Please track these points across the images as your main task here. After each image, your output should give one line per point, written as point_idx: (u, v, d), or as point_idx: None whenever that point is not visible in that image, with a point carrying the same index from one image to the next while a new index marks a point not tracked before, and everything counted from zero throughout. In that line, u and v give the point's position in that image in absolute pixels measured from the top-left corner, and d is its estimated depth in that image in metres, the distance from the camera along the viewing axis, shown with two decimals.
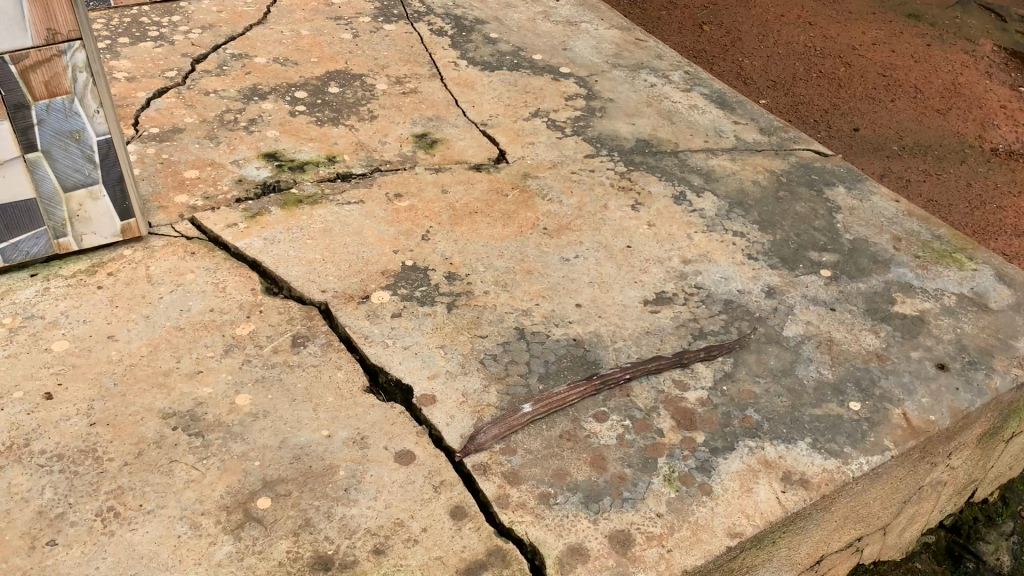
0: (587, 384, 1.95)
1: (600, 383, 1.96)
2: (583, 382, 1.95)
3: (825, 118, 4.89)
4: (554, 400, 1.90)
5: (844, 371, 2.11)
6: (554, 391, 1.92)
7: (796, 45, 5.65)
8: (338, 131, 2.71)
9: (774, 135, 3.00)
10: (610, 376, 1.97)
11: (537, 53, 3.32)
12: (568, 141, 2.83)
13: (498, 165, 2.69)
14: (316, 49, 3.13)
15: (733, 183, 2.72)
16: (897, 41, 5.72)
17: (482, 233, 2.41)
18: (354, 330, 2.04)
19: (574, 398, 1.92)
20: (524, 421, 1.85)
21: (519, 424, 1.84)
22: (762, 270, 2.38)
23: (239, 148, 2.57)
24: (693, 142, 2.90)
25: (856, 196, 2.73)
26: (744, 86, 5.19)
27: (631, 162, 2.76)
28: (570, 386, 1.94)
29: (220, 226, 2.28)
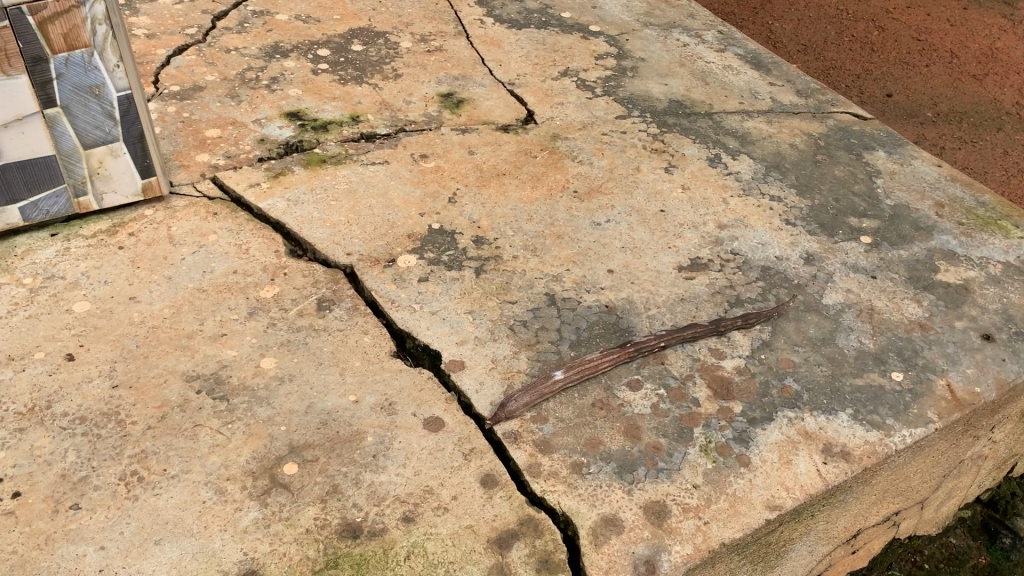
0: (621, 351, 1.89)
1: (634, 351, 1.90)
2: (616, 349, 1.89)
3: (858, 84, 4.76)
4: (586, 367, 1.84)
5: (886, 341, 2.03)
6: (586, 358, 1.86)
7: (827, 8, 5.49)
8: (362, 90, 2.64)
9: (811, 97, 2.90)
10: (644, 342, 1.91)
11: (566, 11, 3.22)
12: (598, 102, 2.75)
13: (526, 126, 2.62)
14: (338, 6, 3.05)
15: (769, 146, 2.63)
16: (932, 4, 5.56)
17: (510, 196, 2.34)
18: (380, 294, 1.98)
19: (607, 366, 1.86)
20: (556, 389, 1.79)
21: (551, 392, 1.78)
22: (800, 236, 2.30)
23: (261, 107, 2.51)
24: (728, 103, 2.81)
25: (897, 160, 2.64)
26: (774, 50, 5.05)
27: (664, 124, 2.67)
28: (603, 353, 1.87)
29: (243, 186, 2.22)
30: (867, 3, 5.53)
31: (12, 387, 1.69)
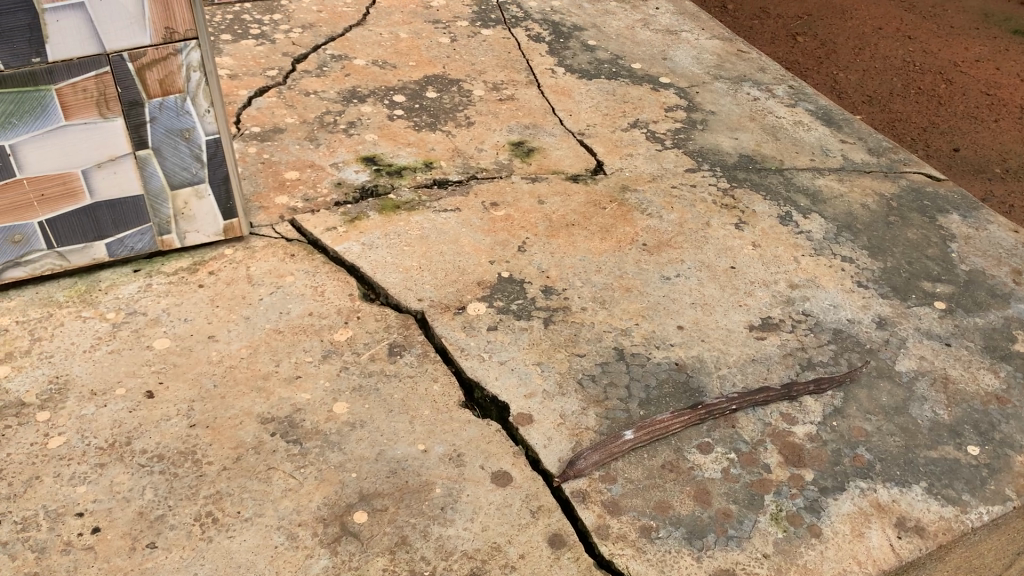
0: (691, 413, 1.88)
1: (704, 412, 1.89)
2: (686, 410, 1.88)
3: (925, 137, 4.71)
4: (656, 428, 1.84)
5: (961, 413, 1.99)
6: (656, 418, 1.86)
7: (894, 59, 5.45)
8: (435, 137, 2.68)
9: (883, 156, 2.88)
10: (714, 405, 1.91)
11: (636, 62, 3.25)
12: (668, 154, 2.76)
13: (596, 177, 2.63)
14: (414, 52, 3.12)
15: (841, 206, 2.61)
16: (1003, 58, 5.49)
17: (579, 247, 2.35)
18: (451, 342, 1.99)
19: (677, 427, 1.86)
20: (625, 448, 1.79)
21: (620, 451, 1.78)
22: (873, 299, 2.28)
23: (338, 150, 2.56)
24: (799, 160, 2.80)
25: (972, 224, 2.60)
26: (839, 100, 5.01)
27: (734, 179, 2.67)
28: (673, 414, 1.87)
29: (320, 229, 2.27)
30: (935, 55, 5.48)
31: (94, 422, 1.74)
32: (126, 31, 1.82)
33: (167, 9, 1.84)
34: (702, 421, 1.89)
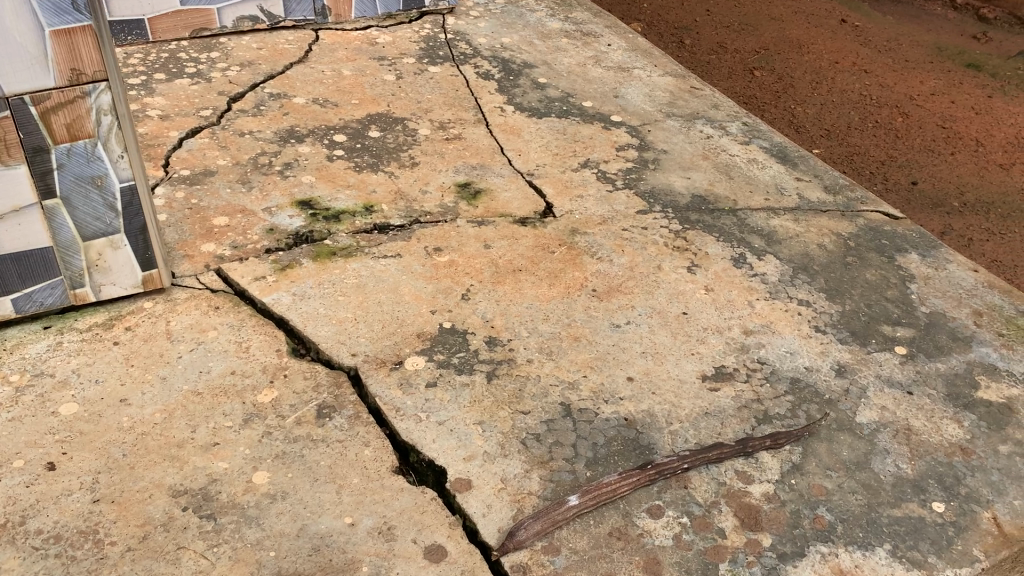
0: (640, 473, 1.77)
1: (654, 473, 1.77)
2: (635, 471, 1.77)
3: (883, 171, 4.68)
4: (603, 491, 1.72)
5: (925, 467, 1.89)
6: (603, 481, 1.74)
7: (851, 93, 5.44)
8: (377, 178, 2.56)
9: (839, 194, 2.81)
10: (665, 464, 1.79)
11: (587, 100, 3.17)
12: (619, 195, 2.66)
13: (545, 219, 2.52)
14: (357, 90, 3.01)
15: (797, 247, 2.52)
16: (959, 91, 5.51)
17: (526, 294, 2.22)
18: (385, 401, 1.86)
19: (626, 489, 1.74)
20: (571, 515, 1.67)
21: (563, 519, 1.66)
22: (831, 345, 2.18)
23: (272, 194, 2.44)
24: (753, 199, 2.72)
25: (931, 264, 2.53)
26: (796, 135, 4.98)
27: (686, 220, 2.58)
28: (621, 475, 1.76)
29: (248, 279, 2.14)
30: (891, 89, 5.48)
31: None
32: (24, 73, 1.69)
33: (72, 50, 1.71)
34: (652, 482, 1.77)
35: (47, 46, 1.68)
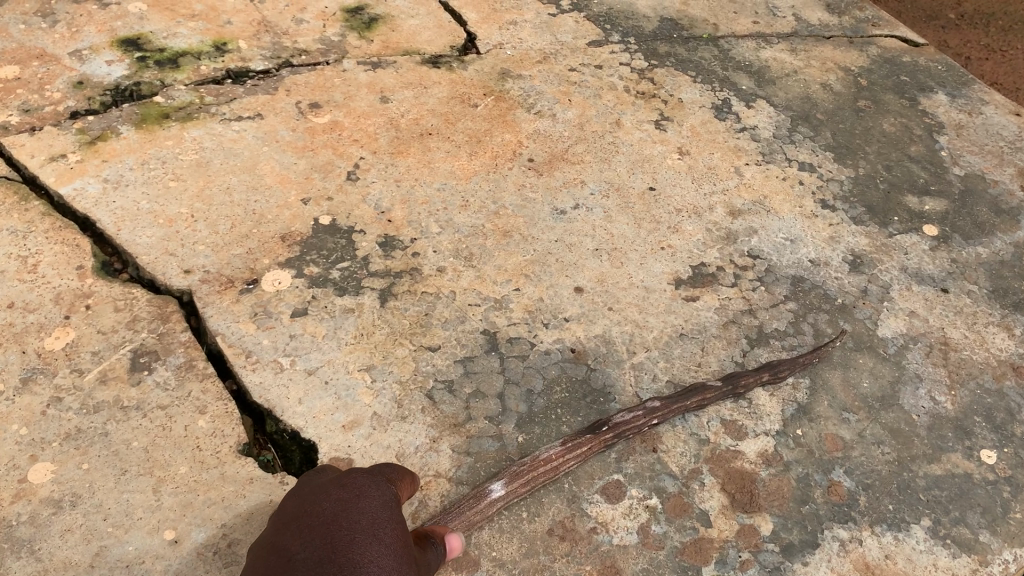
0: (592, 441, 1.25)
1: (611, 439, 1.26)
2: (586, 438, 1.25)
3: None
4: (540, 472, 1.21)
5: (969, 398, 1.42)
6: (540, 456, 1.22)
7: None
8: (234, 5, 1.89)
9: (845, 14, 2.20)
10: (626, 423, 1.28)
11: None
12: (565, 21, 2.02)
13: (464, 56, 1.89)
14: None
15: (795, 88, 1.94)
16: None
17: (437, 168, 1.63)
18: (231, 342, 1.31)
19: (571, 465, 1.23)
20: (493, 512, 1.16)
21: (483, 520, 1.15)
22: (843, 228, 1.65)
23: (84, 31, 1.76)
24: (738, 23, 2.10)
25: (963, 107, 1.97)
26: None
27: (653, 54, 1.97)
28: (566, 446, 1.24)
29: (40, 159, 1.51)
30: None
31: None
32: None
33: None
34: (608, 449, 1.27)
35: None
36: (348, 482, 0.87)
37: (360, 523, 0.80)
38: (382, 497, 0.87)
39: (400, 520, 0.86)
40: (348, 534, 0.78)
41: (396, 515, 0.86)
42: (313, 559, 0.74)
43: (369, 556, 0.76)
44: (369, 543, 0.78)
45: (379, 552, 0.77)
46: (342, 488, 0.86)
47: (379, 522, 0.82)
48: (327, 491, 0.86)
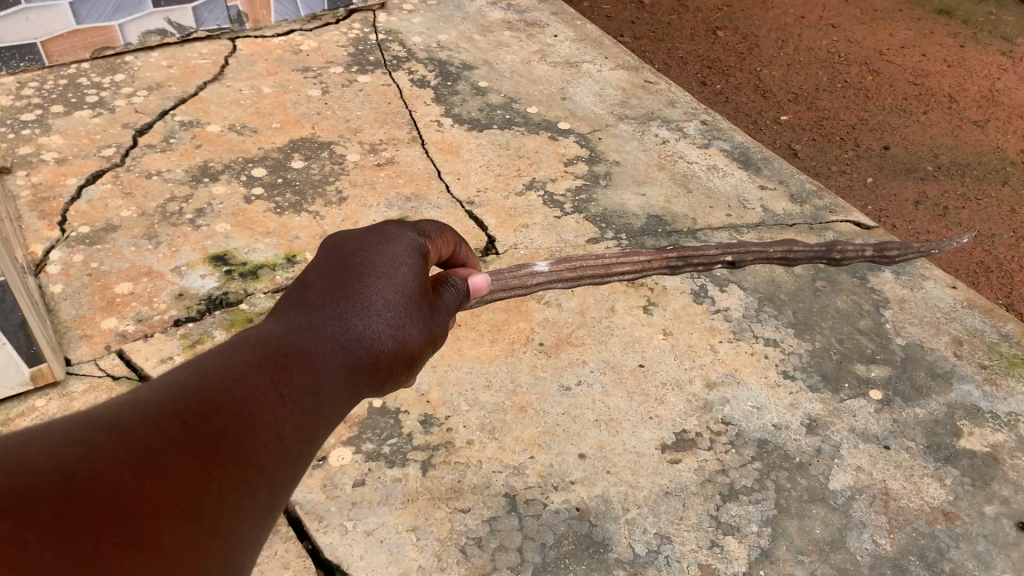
0: (656, 258, 2.26)
1: (668, 258, 2.28)
2: (652, 256, 2.26)
3: (831, 162, 4.58)
4: (597, 265, 2.20)
5: (906, 541, 1.73)
6: (605, 258, 2.21)
7: (791, 98, 5.04)
8: (300, 220, 2.34)
9: (806, 203, 2.60)
10: (687, 254, 2.29)
11: (532, 105, 2.94)
12: (568, 221, 2.46)
13: (486, 257, 2.31)
14: (278, 111, 2.75)
15: (761, 272, 2.33)
16: (904, 79, 5.27)
17: (466, 355, 2.02)
18: (306, 509, 1.66)
19: (626, 267, 2.23)
20: (531, 280, 2.10)
21: (526, 283, 2.10)
22: (801, 395, 2.00)
23: (182, 250, 2.21)
24: (714, 216, 2.51)
25: (906, 283, 2.34)
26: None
27: (642, 248, 2.38)
28: (629, 255, 2.24)
29: (153, 361, 1.92)
30: (836, 85, 5.14)
31: None
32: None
33: None
34: (663, 265, 2.28)
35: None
36: (382, 231, 1.27)
37: (374, 270, 1.20)
38: (402, 245, 1.27)
39: (413, 263, 1.26)
40: (362, 275, 1.18)
41: (411, 257, 1.26)
42: (330, 289, 1.14)
43: (374, 290, 1.17)
44: (377, 280, 1.18)
45: (385, 288, 1.18)
46: (370, 238, 1.25)
47: (392, 266, 1.22)
48: (361, 239, 1.25)
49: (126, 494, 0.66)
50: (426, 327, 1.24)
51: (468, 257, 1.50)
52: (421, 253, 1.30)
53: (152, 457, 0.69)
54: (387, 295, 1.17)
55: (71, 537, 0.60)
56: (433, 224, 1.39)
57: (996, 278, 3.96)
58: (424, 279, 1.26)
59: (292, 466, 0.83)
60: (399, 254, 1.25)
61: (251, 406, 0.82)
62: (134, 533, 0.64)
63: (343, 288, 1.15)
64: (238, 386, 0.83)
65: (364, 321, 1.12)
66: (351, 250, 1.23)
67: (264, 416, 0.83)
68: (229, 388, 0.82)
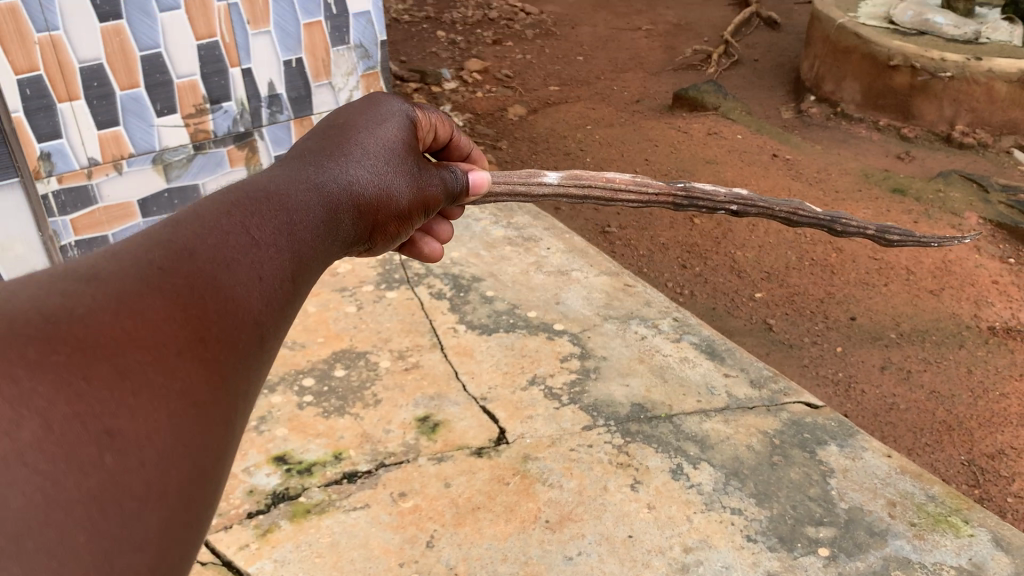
0: (666, 191, 2.41)
1: (676, 192, 2.42)
2: (664, 187, 2.40)
3: (804, 334, 5.12)
4: (603, 188, 2.36)
5: None
6: (611, 179, 2.37)
7: (764, 276, 5.57)
8: (345, 422, 2.90)
9: (764, 387, 3.10)
10: (694, 194, 2.45)
11: (531, 309, 3.51)
12: (565, 411, 2.97)
13: (498, 447, 2.81)
14: (322, 327, 3.38)
15: (727, 450, 2.81)
16: (865, 254, 5.77)
17: (485, 532, 2.49)
18: None
19: (630, 196, 2.39)
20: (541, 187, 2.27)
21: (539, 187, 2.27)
22: (761, 554, 2.44)
23: (250, 452, 2.75)
24: (687, 402, 3.02)
25: (848, 454, 2.82)
26: (721, 325, 5.19)
27: (627, 432, 2.88)
28: (634, 180, 2.39)
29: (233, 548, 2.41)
30: (805, 263, 5.66)
31: None
32: (20, 78, 3.12)
33: None
34: (671, 199, 2.42)
35: (36, 47, 3.10)
36: (371, 110, 1.79)
37: (359, 134, 1.68)
38: (386, 120, 1.78)
39: (395, 134, 1.76)
40: (348, 137, 1.66)
41: (392, 129, 1.77)
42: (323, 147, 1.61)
43: (356, 146, 1.63)
44: (360, 141, 1.66)
45: (365, 143, 1.65)
46: (361, 111, 1.78)
47: (373, 134, 1.70)
48: (353, 117, 1.75)
49: (122, 354, 0.88)
50: (406, 172, 1.70)
51: (463, 139, 2.20)
52: (403, 125, 1.82)
53: (139, 315, 0.92)
54: (366, 156, 1.62)
55: (80, 398, 0.81)
56: (432, 110, 2.01)
57: (958, 436, 4.40)
58: (397, 142, 1.73)
59: (268, 316, 1.09)
60: (376, 132, 1.72)
61: (226, 259, 1.09)
62: (130, 393, 0.86)
63: (333, 149, 1.59)
64: (213, 238, 1.10)
65: (352, 173, 1.55)
66: (347, 122, 1.73)
67: (239, 265, 1.10)
68: (205, 241, 1.09)
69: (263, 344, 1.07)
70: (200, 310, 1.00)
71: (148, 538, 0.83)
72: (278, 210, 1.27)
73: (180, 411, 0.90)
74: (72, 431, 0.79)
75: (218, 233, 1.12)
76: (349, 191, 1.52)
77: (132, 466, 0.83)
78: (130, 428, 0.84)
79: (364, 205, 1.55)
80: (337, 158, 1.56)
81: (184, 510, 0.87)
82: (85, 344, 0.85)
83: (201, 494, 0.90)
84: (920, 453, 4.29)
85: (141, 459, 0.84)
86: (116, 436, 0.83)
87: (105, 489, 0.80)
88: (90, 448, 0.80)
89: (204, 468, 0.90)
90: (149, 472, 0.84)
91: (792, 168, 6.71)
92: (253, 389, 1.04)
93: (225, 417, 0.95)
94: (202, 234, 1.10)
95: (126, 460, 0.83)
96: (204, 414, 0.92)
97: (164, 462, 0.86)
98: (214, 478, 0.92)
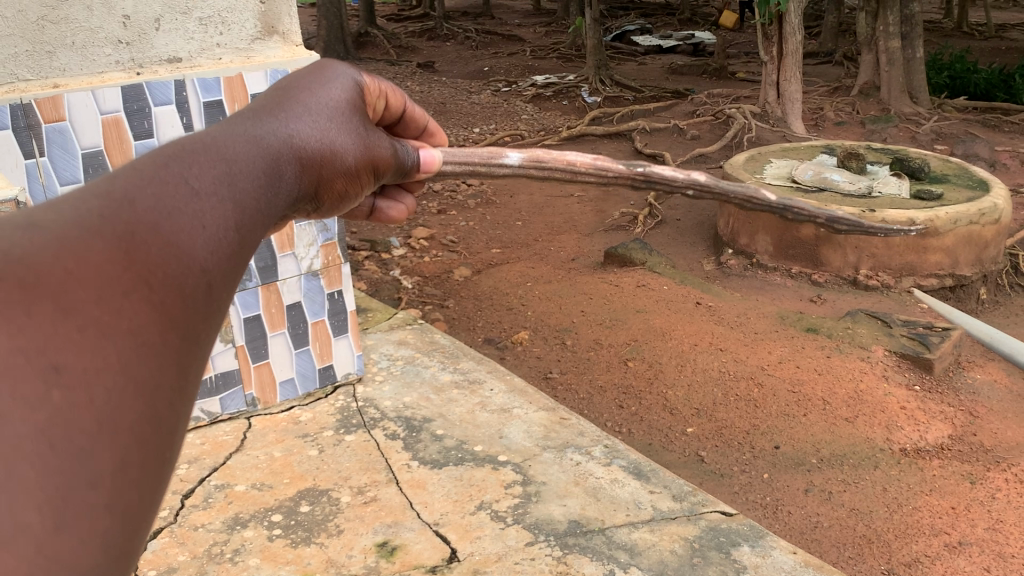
0: (627, 174, 2.62)
1: (638, 175, 2.62)
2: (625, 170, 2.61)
3: (733, 463, 5.54)
4: (563, 170, 2.56)
5: None
6: (570, 158, 2.55)
7: (694, 412, 6.02)
8: (311, 550, 3.22)
9: (684, 500, 3.52)
10: (656, 176, 2.64)
11: (477, 444, 3.91)
12: (509, 530, 3.33)
13: (450, 563, 3.15)
14: (287, 469, 3.73)
15: (654, 555, 3.18)
16: (783, 389, 6.20)
17: None
18: None
19: (590, 176, 2.59)
20: (500, 168, 2.49)
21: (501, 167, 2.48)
22: None
23: None
24: (617, 516, 3.41)
25: (759, 552, 3.21)
26: (657, 459, 5.60)
27: (565, 545, 3.24)
28: (595, 160, 2.57)
29: None
30: (730, 398, 6.13)
31: None
32: None
33: None
34: (632, 184, 2.64)
35: None
36: (322, 69, 1.61)
37: (316, 90, 1.52)
38: (341, 79, 1.62)
39: (352, 94, 1.60)
40: (302, 92, 1.47)
41: (350, 88, 1.61)
42: (266, 102, 1.38)
43: (312, 100, 1.47)
44: (316, 96, 1.49)
45: (321, 98, 1.49)
46: (311, 68, 1.59)
47: (333, 91, 1.55)
48: (308, 74, 1.57)
49: (65, 290, 0.81)
50: (365, 138, 1.57)
51: (417, 110, 2.18)
52: (359, 87, 1.66)
53: (80, 260, 0.84)
54: (319, 112, 1.43)
55: (24, 334, 0.76)
56: (379, 80, 1.91)
57: (877, 548, 4.76)
58: (353, 103, 1.58)
59: (219, 265, 0.97)
60: (318, 95, 1.49)
61: (171, 206, 0.96)
62: (75, 328, 0.80)
63: (285, 102, 1.39)
64: (154, 187, 0.96)
65: (296, 128, 1.32)
66: (298, 79, 1.54)
67: (184, 212, 0.97)
68: (150, 189, 0.96)
69: (214, 292, 0.96)
70: (147, 252, 0.90)
71: (101, 473, 0.79)
72: (218, 157, 1.08)
73: (127, 352, 0.84)
74: (17, 367, 0.75)
75: (159, 178, 0.98)
76: (290, 148, 1.27)
77: (80, 400, 0.78)
78: (76, 363, 0.79)
79: (312, 158, 1.33)
80: (274, 117, 1.31)
81: (137, 455, 0.83)
82: (24, 282, 0.79)
83: (158, 439, 0.85)
84: (845, 565, 4.63)
85: (91, 396, 0.80)
86: (64, 370, 0.78)
87: (54, 422, 0.76)
88: (36, 385, 0.75)
89: (157, 407, 0.86)
90: (100, 408, 0.80)
91: (714, 314, 7.29)
92: (208, 344, 0.94)
93: (175, 365, 0.89)
94: (143, 183, 0.97)
95: (74, 395, 0.78)
96: (148, 356, 0.86)
97: (115, 399, 0.82)
98: (173, 422, 0.87)
